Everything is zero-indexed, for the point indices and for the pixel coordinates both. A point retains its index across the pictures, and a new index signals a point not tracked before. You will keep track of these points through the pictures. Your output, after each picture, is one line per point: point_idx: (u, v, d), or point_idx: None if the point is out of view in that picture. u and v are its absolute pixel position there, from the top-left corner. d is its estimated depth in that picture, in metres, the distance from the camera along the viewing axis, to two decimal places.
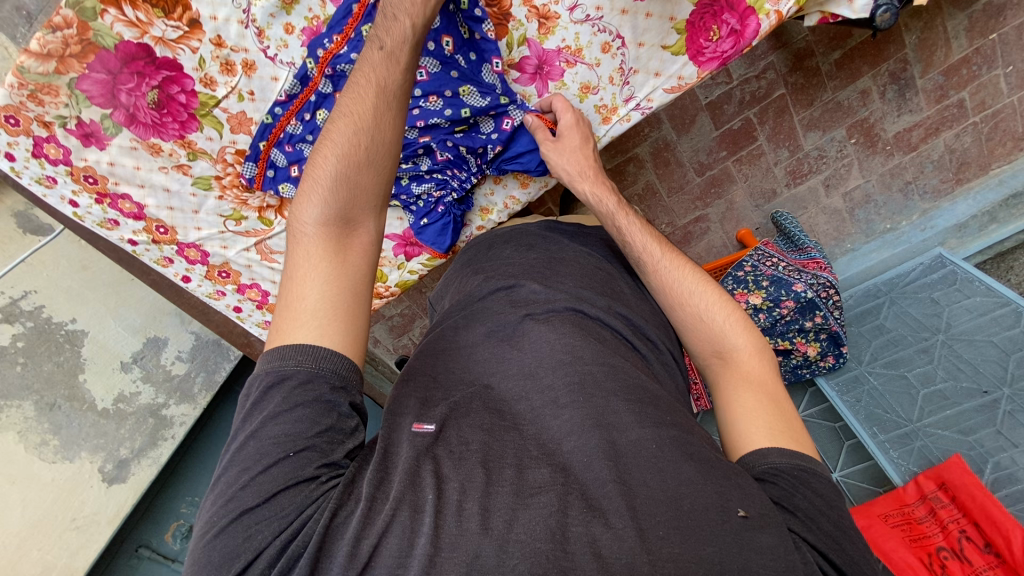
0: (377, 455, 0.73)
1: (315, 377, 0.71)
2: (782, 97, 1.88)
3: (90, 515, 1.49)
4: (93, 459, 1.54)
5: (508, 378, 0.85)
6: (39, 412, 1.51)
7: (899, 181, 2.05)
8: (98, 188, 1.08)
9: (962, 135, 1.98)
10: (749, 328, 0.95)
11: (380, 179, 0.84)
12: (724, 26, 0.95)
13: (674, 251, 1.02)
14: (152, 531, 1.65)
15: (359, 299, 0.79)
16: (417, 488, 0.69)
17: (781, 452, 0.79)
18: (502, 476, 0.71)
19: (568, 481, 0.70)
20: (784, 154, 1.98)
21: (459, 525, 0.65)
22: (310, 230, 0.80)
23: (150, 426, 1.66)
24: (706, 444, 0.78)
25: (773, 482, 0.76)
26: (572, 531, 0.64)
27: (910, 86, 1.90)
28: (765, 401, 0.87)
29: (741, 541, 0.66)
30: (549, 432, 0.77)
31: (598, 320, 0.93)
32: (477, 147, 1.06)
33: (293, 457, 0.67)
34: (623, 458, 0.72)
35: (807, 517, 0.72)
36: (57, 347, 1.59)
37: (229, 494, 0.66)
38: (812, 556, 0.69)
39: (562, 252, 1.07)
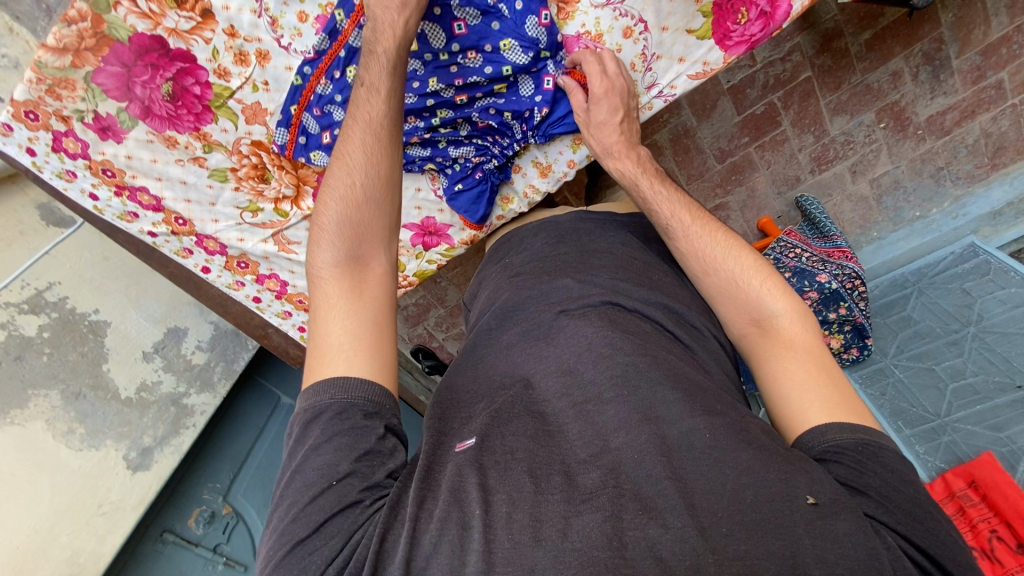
0: (419, 473, 0.74)
1: (348, 406, 0.74)
2: (808, 80, 1.81)
3: (115, 501, 1.52)
4: (117, 448, 1.57)
5: (549, 375, 0.84)
6: (65, 401, 1.52)
7: (930, 167, 1.96)
8: (117, 181, 1.07)
9: (999, 118, 1.87)
10: (789, 292, 0.86)
11: (383, 202, 0.87)
12: (753, 8, 0.89)
13: (705, 215, 0.94)
14: (176, 516, 1.72)
15: (378, 328, 0.82)
16: (462, 505, 0.68)
17: (841, 427, 0.70)
18: (551, 483, 0.68)
19: (620, 483, 0.66)
20: (809, 139, 1.92)
21: (512, 539, 0.63)
22: (326, 272, 0.84)
23: (171, 414, 1.71)
24: (764, 429, 0.71)
25: (837, 462, 0.67)
26: (629, 535, 0.60)
27: (944, 67, 1.80)
28: (813, 368, 0.77)
29: (814, 532, 0.58)
30: (594, 427, 0.74)
31: (634, 311, 0.89)
32: (520, 110, 0.99)
33: (336, 485, 0.69)
34: (676, 451, 0.68)
35: (882, 497, 0.63)
36: (82, 338, 1.60)
37: (280, 528, 0.68)
38: (893, 538, 0.60)
39: (593, 244, 1.04)
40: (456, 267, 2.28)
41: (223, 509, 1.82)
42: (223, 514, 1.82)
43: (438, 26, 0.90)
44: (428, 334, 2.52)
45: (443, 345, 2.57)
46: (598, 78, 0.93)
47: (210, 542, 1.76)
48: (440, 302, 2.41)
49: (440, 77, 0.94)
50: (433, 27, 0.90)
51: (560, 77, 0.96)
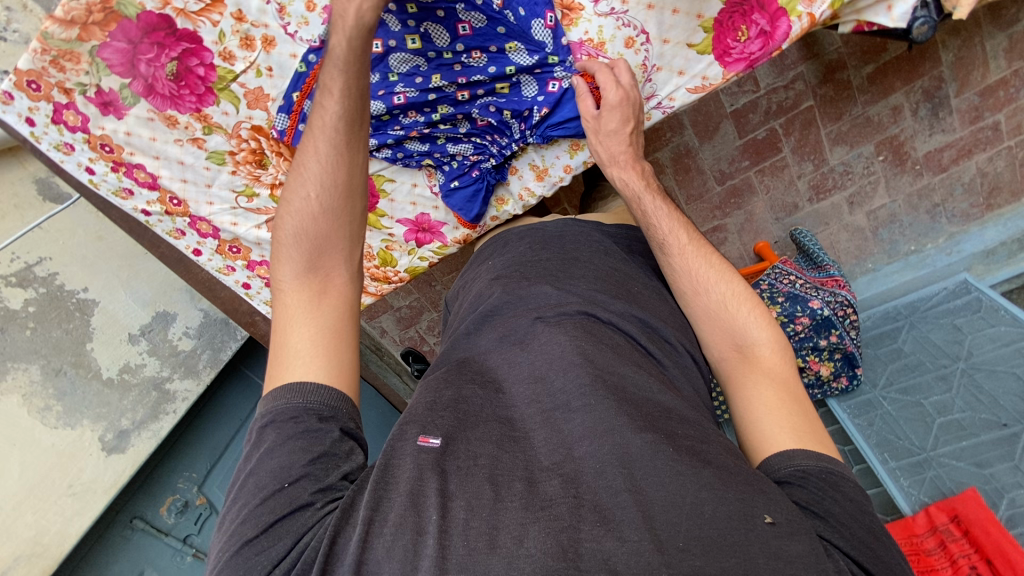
0: (376, 472, 0.71)
1: (302, 412, 0.73)
2: (810, 109, 1.84)
3: (87, 482, 1.51)
4: (93, 428, 1.55)
5: (520, 383, 0.83)
6: (45, 377, 1.51)
7: (926, 203, 1.98)
8: (114, 157, 1.08)
9: (994, 159, 1.92)
10: (774, 323, 0.85)
11: (345, 208, 0.87)
12: (753, 27, 0.90)
13: (701, 238, 0.93)
14: (147, 503, 1.70)
15: (339, 333, 0.81)
16: (419, 510, 0.66)
17: (807, 454, 0.69)
18: (511, 490, 0.67)
19: (580, 493, 0.65)
20: (808, 167, 1.93)
21: (468, 544, 0.62)
22: (288, 282, 0.84)
23: (153, 399, 1.68)
24: (722, 453, 0.68)
25: (802, 486, 0.66)
26: (585, 547, 0.59)
27: (943, 105, 1.84)
28: (787, 398, 0.76)
29: (768, 551, 0.57)
30: (561, 435, 0.73)
31: (610, 324, 0.87)
32: (518, 110, 0.99)
33: (287, 489, 0.68)
34: (637, 461, 0.65)
35: (841, 522, 0.63)
36: (68, 315, 1.59)
37: (231, 528, 0.67)
38: (843, 561, 0.60)
39: (577, 252, 1.03)
40: (452, 273, 2.29)
41: (197, 499, 1.78)
42: (197, 504, 1.78)
43: (442, 27, 0.92)
44: (420, 339, 2.48)
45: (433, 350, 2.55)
46: (613, 87, 0.91)
47: (181, 532, 1.73)
48: (434, 306, 2.41)
49: (445, 74, 0.95)
50: (438, 26, 0.92)
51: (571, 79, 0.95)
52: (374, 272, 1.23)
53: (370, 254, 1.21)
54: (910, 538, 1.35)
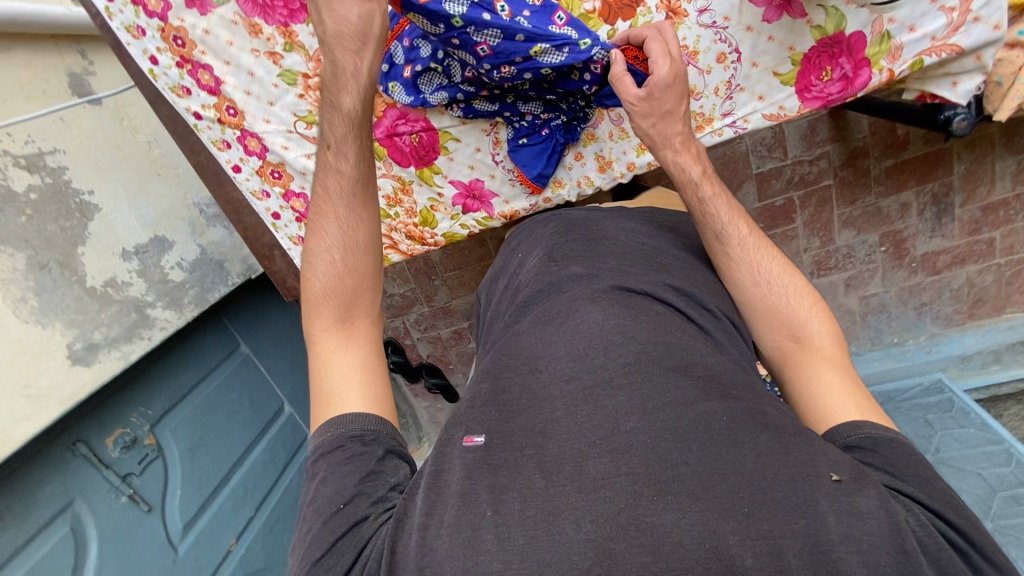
0: (424, 480, 0.73)
1: (345, 439, 0.78)
2: (828, 188, 1.84)
3: (44, 387, 1.35)
4: (64, 333, 1.42)
5: (558, 361, 0.80)
6: (29, 269, 1.38)
7: (915, 299, 2.03)
8: (184, 53, 1.06)
9: (984, 273, 1.93)
10: (833, 320, 0.87)
11: (361, 260, 0.94)
12: (837, 69, 0.98)
13: (757, 228, 0.95)
14: (96, 430, 1.56)
15: (371, 367, 0.88)
16: (473, 508, 0.65)
17: (875, 423, 0.70)
18: (562, 473, 0.65)
19: (633, 469, 0.62)
20: (815, 243, 1.97)
21: (528, 534, 0.60)
22: (319, 335, 0.90)
23: (131, 319, 1.60)
24: (782, 413, 0.69)
25: (872, 450, 0.66)
26: (645, 522, 0.57)
27: (948, 212, 1.82)
28: (851, 381, 0.78)
29: (838, 506, 0.56)
30: (604, 411, 0.70)
31: (645, 295, 0.87)
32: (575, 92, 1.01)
33: (344, 508, 0.72)
34: (692, 434, 0.64)
35: (916, 484, 0.62)
36: (67, 212, 1.50)
37: (300, 555, 0.71)
38: (926, 515, 0.58)
39: (604, 231, 1.04)
40: (454, 269, 2.24)
41: (146, 438, 1.67)
42: (144, 443, 1.67)
43: (465, 51, 0.93)
44: (405, 330, 2.47)
45: (414, 344, 2.52)
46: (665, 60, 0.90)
47: (122, 469, 1.60)
48: (427, 300, 2.37)
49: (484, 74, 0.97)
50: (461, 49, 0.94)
51: (608, 54, 0.93)
52: (411, 230, 1.27)
53: (412, 211, 1.25)
54: None
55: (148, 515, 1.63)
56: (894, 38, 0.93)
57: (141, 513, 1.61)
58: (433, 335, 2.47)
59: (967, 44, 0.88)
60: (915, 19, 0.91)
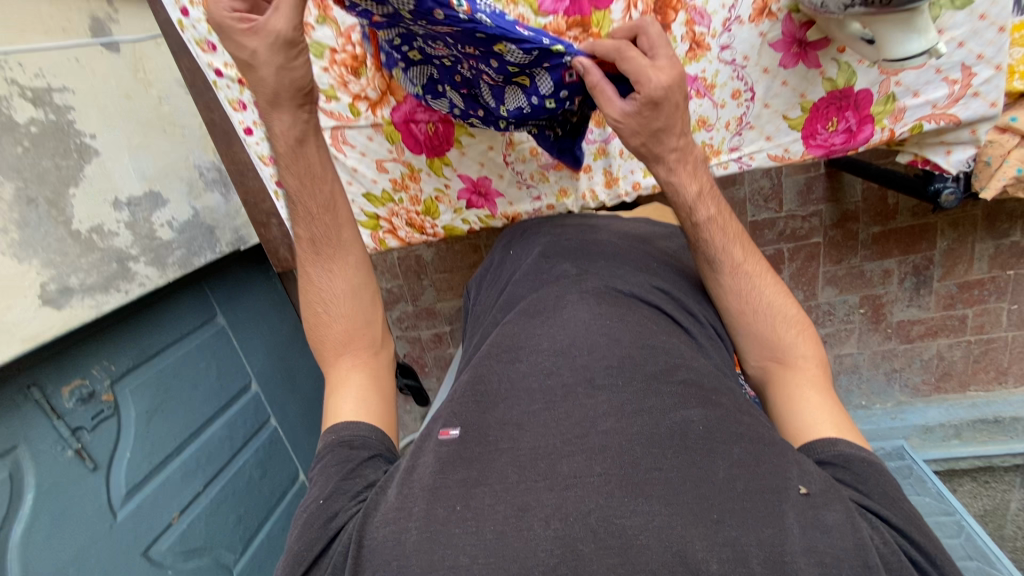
0: (399, 474, 0.72)
1: (332, 446, 0.82)
2: (817, 245, 1.89)
3: (9, 323, 1.29)
4: (41, 271, 1.37)
5: (539, 354, 0.81)
6: (15, 201, 1.34)
7: (886, 365, 2.07)
8: None
9: (953, 347, 1.99)
10: (818, 344, 0.89)
11: (350, 300, 1.00)
12: (843, 122, 1.03)
13: (755, 252, 0.95)
14: (54, 378, 1.50)
15: (368, 384, 0.94)
16: (443, 502, 0.65)
17: (850, 443, 0.72)
18: (537, 470, 0.65)
19: (608, 470, 0.62)
20: (798, 296, 2.00)
21: (497, 531, 0.60)
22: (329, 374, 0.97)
23: (111, 270, 1.56)
24: (759, 424, 0.70)
25: (844, 468, 0.68)
26: (615, 522, 0.58)
27: (926, 284, 1.89)
28: (833, 401, 0.80)
29: (804, 520, 0.57)
30: (586, 410, 0.70)
31: (632, 296, 0.89)
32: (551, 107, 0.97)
33: (322, 501, 0.74)
34: (668, 439, 0.65)
35: (884, 503, 0.64)
36: (65, 152, 1.47)
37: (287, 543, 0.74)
38: (890, 534, 0.61)
39: (598, 234, 1.06)
40: (444, 272, 2.24)
41: (104, 394, 1.61)
42: (101, 399, 1.61)
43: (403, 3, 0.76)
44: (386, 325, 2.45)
45: None
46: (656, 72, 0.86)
47: (74, 422, 1.54)
48: (412, 299, 2.35)
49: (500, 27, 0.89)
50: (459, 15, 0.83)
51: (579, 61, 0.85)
52: (413, 218, 1.28)
53: (417, 199, 1.26)
54: None
55: (92, 473, 1.56)
56: (899, 100, 0.99)
57: (86, 470, 1.55)
58: (413, 334, 2.45)
59: (965, 115, 0.96)
60: (920, 86, 0.97)
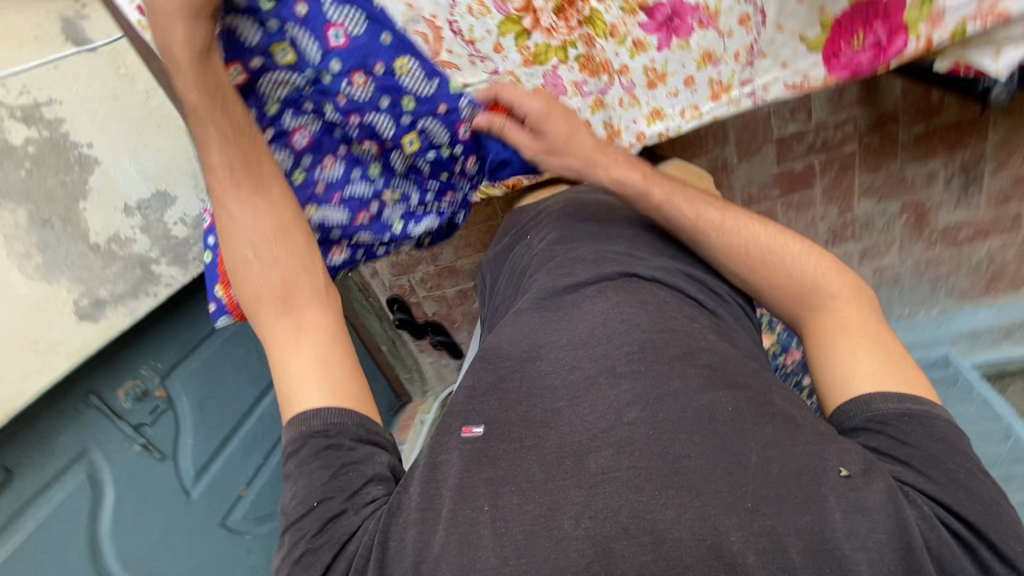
0: (422, 471, 0.74)
1: (304, 438, 0.79)
2: (851, 154, 1.75)
3: (53, 342, 1.37)
4: (70, 289, 1.42)
5: (558, 349, 0.82)
6: (31, 225, 1.37)
7: (931, 273, 1.96)
8: None
9: (1006, 248, 1.86)
10: (846, 275, 0.90)
11: (286, 242, 0.93)
12: (870, 36, 0.94)
13: (738, 212, 1.00)
14: (107, 382, 1.59)
15: (329, 337, 0.88)
16: (470, 502, 0.68)
17: (887, 397, 0.73)
18: (561, 467, 0.68)
19: (634, 463, 0.65)
20: (833, 211, 1.89)
21: (526, 529, 0.63)
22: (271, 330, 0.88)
23: (136, 277, 1.60)
24: (791, 404, 0.71)
25: (879, 432, 0.71)
26: (646, 518, 0.60)
27: (976, 181, 1.73)
28: (865, 343, 0.81)
29: (846, 504, 0.60)
30: (607, 402, 0.72)
31: (654, 281, 0.89)
32: (451, 168, 1.23)
33: (317, 506, 0.76)
34: (693, 426, 0.67)
35: (923, 467, 0.67)
36: (66, 166, 1.47)
37: (289, 545, 0.75)
38: (929, 508, 0.63)
39: (607, 219, 1.09)
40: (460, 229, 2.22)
41: (157, 391, 1.72)
42: (155, 395, 1.72)
43: (314, 37, 0.97)
44: (410, 288, 2.46)
45: (419, 303, 2.52)
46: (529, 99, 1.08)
47: (134, 419, 1.65)
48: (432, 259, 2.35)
49: (333, 103, 1.05)
50: (286, 68, 0.97)
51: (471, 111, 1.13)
52: None
53: None
54: None
55: (161, 462, 1.69)
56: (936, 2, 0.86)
57: (155, 461, 1.68)
58: (439, 293, 2.47)
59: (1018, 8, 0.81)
60: None
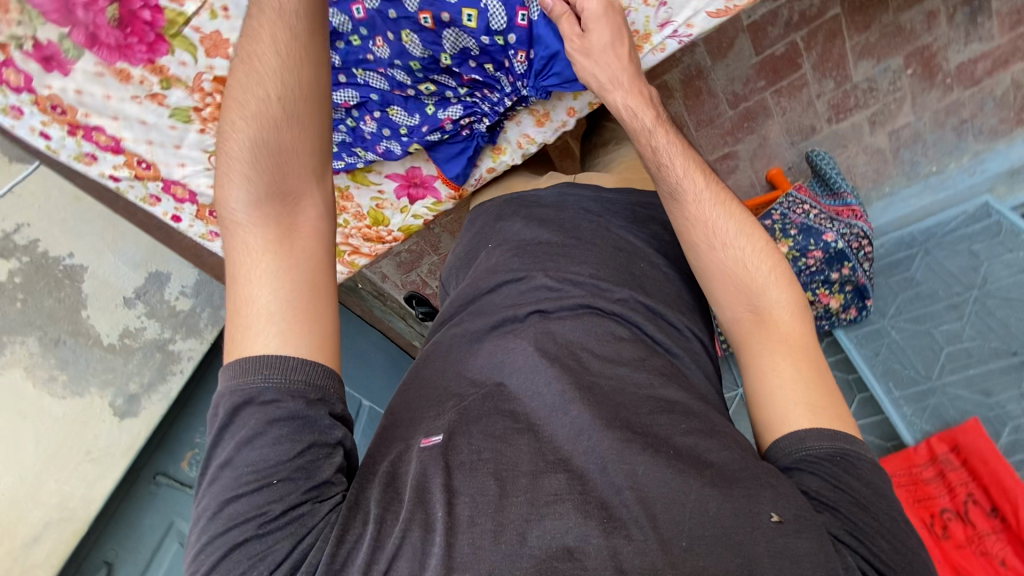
0: (381, 479, 0.75)
1: (286, 394, 0.70)
2: (836, 18, 1.60)
3: (104, 448, 1.48)
4: (102, 395, 1.53)
5: (515, 372, 0.82)
6: (44, 348, 1.47)
7: (954, 120, 1.69)
8: (69, 119, 1.00)
9: None
10: (793, 286, 0.89)
11: (306, 124, 0.79)
12: None
13: (722, 188, 0.95)
14: (168, 459, 1.67)
15: (316, 282, 0.78)
16: (426, 506, 0.69)
17: (820, 435, 0.73)
18: (516, 485, 0.69)
19: (586, 490, 0.68)
20: (829, 85, 1.69)
21: (473, 542, 0.65)
22: (243, 214, 0.78)
23: (157, 361, 1.66)
24: (722, 455, 0.71)
25: (812, 472, 0.70)
26: (592, 543, 0.63)
27: (984, 8, 1.55)
28: (804, 367, 0.80)
29: (773, 550, 0.62)
30: (558, 433, 0.74)
31: (614, 315, 0.88)
32: (500, 60, 1.02)
33: (275, 485, 0.67)
34: (637, 456, 0.69)
35: (851, 512, 0.67)
36: (57, 283, 1.54)
37: (217, 528, 0.66)
38: (852, 557, 0.64)
39: (578, 231, 1.02)
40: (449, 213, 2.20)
41: None
42: None
43: None
44: (422, 281, 2.45)
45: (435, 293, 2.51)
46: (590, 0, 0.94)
47: None
48: (433, 249, 2.35)
49: None
50: None
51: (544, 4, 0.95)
52: (367, 234, 1.38)
53: (360, 215, 1.34)
54: (910, 469, 1.49)
55: None
56: None
57: None
58: None
59: None
60: None
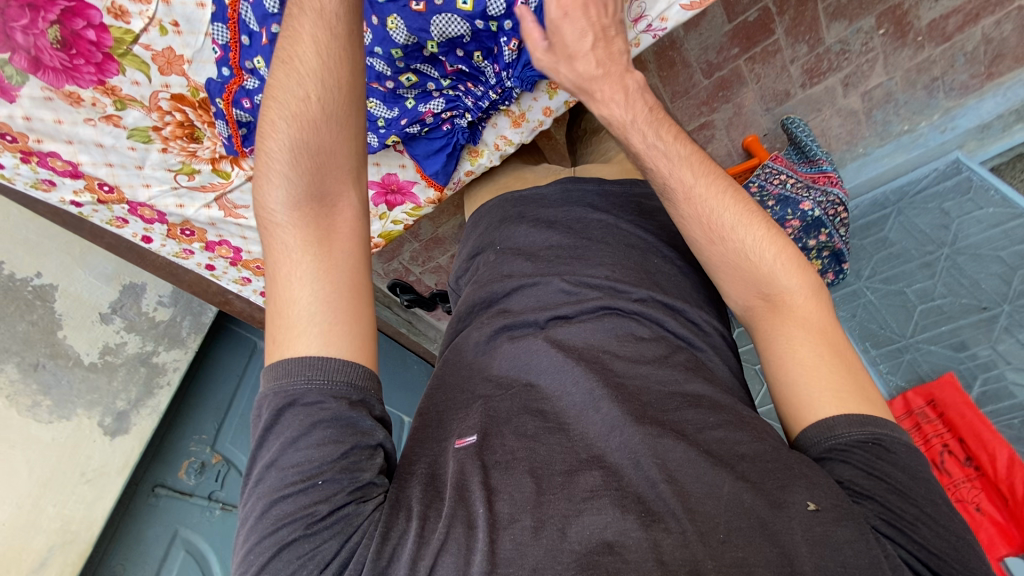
0: (423, 479, 0.71)
1: (327, 394, 0.64)
2: None
3: (99, 467, 1.48)
4: (90, 415, 1.51)
5: (545, 375, 0.82)
6: (24, 374, 1.44)
7: (925, 77, 1.66)
8: (20, 146, 0.96)
9: (1004, 22, 1.55)
10: (804, 268, 0.89)
11: (348, 118, 0.73)
12: None
13: (708, 172, 0.93)
14: (164, 470, 1.66)
15: (358, 285, 0.72)
16: (467, 503, 0.66)
17: (850, 423, 0.74)
18: (553, 483, 0.67)
19: (622, 486, 0.67)
20: (802, 49, 1.66)
21: (515, 539, 0.62)
22: (281, 214, 0.71)
23: (143, 375, 1.64)
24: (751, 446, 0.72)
25: (845, 461, 0.71)
26: (633, 537, 0.61)
27: None
28: (826, 352, 0.81)
29: (813, 539, 0.61)
30: (594, 429, 0.74)
31: (636, 316, 0.89)
32: (489, 47, 0.97)
33: (321, 485, 0.62)
34: (669, 452, 0.69)
35: (889, 498, 0.67)
36: (28, 306, 1.49)
37: (259, 531, 0.60)
38: (892, 547, 0.64)
39: (588, 231, 1.02)
40: None
41: (213, 458, 1.74)
42: (213, 463, 1.74)
43: None
44: (404, 269, 2.40)
45: (419, 279, 2.46)
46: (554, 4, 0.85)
47: (205, 491, 1.69)
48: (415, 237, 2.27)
49: None
50: None
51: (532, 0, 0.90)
52: None
53: None
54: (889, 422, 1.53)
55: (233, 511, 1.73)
56: None
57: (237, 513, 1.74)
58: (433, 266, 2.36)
59: None
60: None
